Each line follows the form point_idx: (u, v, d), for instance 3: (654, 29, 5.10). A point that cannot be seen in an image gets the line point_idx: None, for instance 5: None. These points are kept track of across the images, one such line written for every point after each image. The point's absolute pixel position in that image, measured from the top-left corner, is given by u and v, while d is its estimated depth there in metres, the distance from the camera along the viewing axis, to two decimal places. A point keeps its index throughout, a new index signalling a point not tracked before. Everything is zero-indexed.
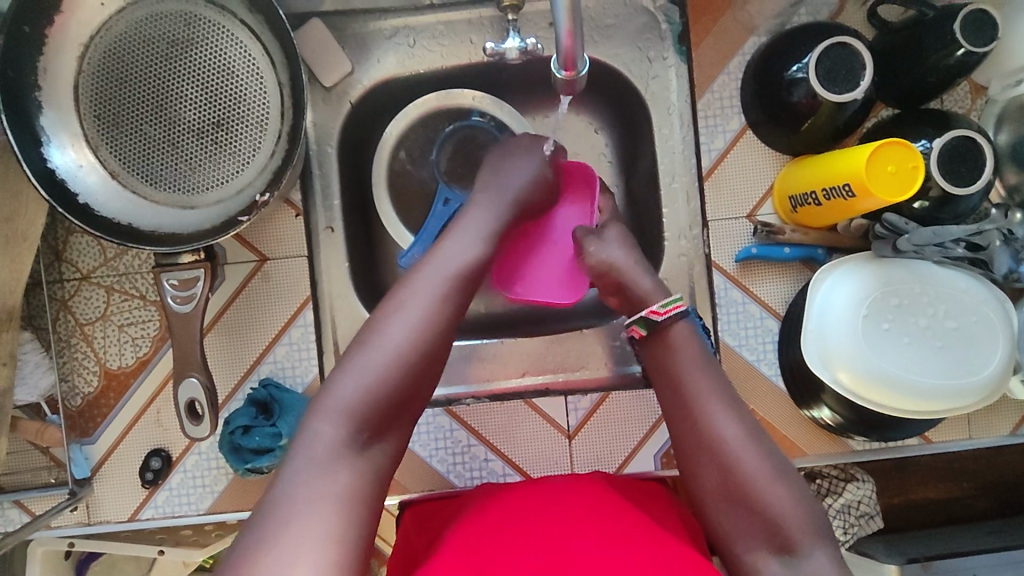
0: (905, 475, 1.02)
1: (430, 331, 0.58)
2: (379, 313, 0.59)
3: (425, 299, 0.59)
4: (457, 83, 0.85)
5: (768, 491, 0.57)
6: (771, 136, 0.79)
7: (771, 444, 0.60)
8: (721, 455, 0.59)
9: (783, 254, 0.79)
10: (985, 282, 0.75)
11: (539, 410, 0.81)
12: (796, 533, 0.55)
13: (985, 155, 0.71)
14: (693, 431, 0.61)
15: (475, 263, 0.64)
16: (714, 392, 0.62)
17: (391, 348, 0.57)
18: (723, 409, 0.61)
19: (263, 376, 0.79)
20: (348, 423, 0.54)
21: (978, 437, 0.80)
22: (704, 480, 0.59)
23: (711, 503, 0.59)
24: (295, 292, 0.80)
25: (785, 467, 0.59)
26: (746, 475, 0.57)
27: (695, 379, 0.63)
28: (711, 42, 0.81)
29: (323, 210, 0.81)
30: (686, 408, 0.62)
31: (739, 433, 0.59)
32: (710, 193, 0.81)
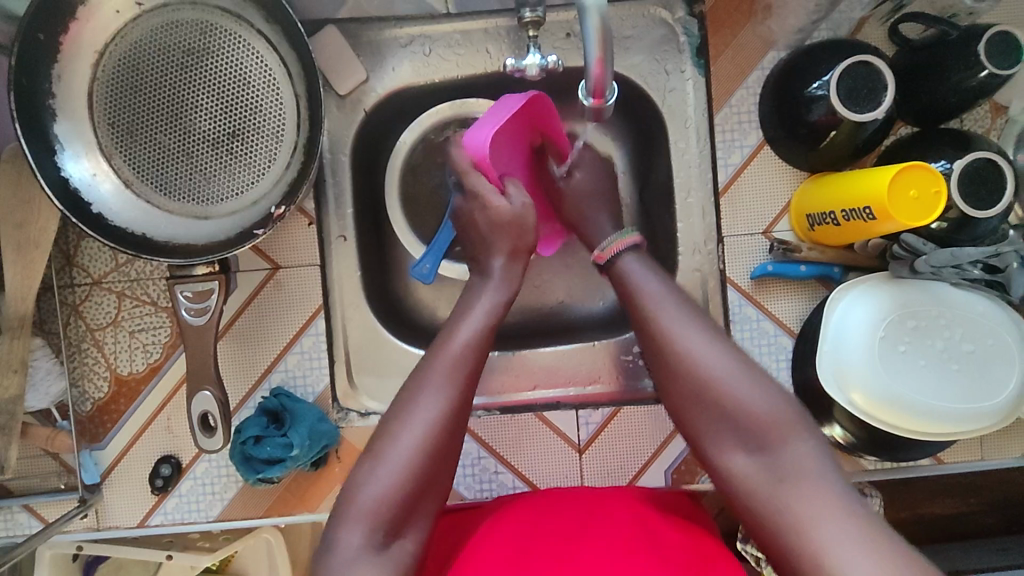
0: (912, 490, 1.02)
1: (443, 418, 0.59)
2: (395, 406, 0.60)
3: (439, 389, 0.60)
4: (472, 92, 0.85)
5: (734, 387, 0.58)
6: (788, 153, 0.78)
7: (733, 345, 0.61)
8: (686, 365, 0.60)
9: (799, 272, 0.78)
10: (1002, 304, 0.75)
11: (550, 423, 0.81)
12: (767, 427, 0.56)
13: (1006, 178, 0.70)
14: (659, 352, 0.62)
15: (481, 344, 0.64)
16: (673, 305, 0.64)
17: (408, 445, 0.58)
18: (683, 321, 0.62)
19: (274, 385, 0.79)
20: (373, 525, 0.56)
21: (991, 458, 0.80)
22: (675, 392, 0.61)
23: (684, 409, 0.61)
24: (306, 302, 0.79)
25: (746, 362, 0.60)
26: (712, 378, 0.59)
27: (658, 302, 0.64)
28: (729, 56, 0.79)
29: (335, 218, 0.81)
30: (648, 329, 0.64)
31: (701, 338, 0.61)
32: (727, 207, 0.80)
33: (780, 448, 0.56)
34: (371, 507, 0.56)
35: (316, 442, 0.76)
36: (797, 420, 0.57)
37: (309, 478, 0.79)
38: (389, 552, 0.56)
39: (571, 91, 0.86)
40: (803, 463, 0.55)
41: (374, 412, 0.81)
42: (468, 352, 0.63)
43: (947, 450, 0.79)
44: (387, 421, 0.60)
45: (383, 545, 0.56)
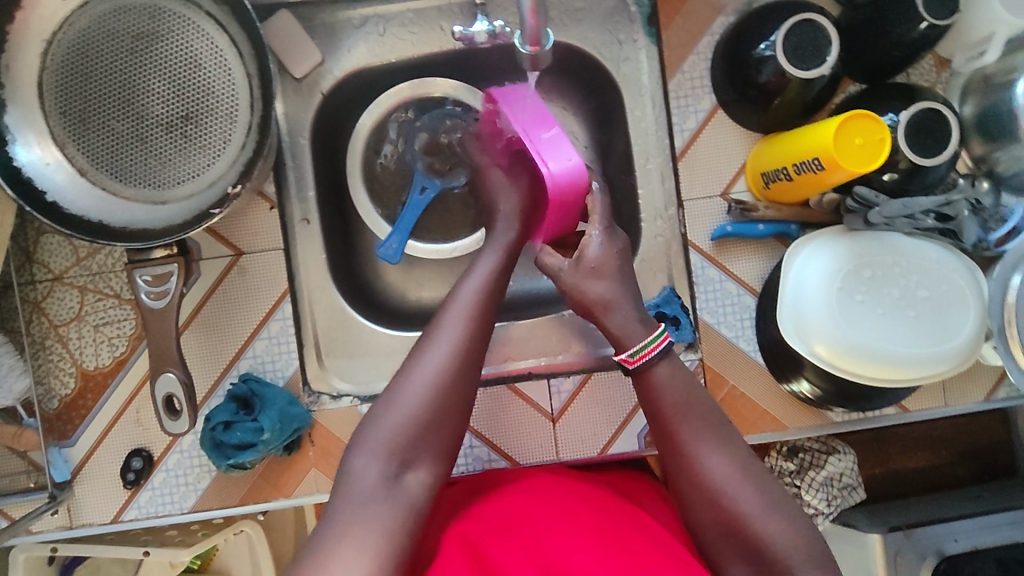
0: (886, 445, 1.08)
1: (458, 352, 0.62)
2: (415, 346, 0.63)
3: (457, 325, 0.63)
4: (431, 71, 0.85)
5: (764, 526, 0.57)
6: (742, 115, 0.79)
7: (765, 479, 0.60)
8: (714, 495, 0.59)
9: (758, 231, 0.80)
10: (958, 252, 0.77)
11: (522, 394, 0.81)
12: (797, 567, 0.55)
13: (951, 126, 0.72)
14: (687, 477, 0.61)
15: (496, 287, 0.68)
16: (704, 429, 0.62)
17: (430, 371, 0.60)
18: (714, 448, 0.61)
19: (243, 372, 0.79)
20: (390, 452, 0.57)
21: (954, 405, 0.82)
22: (700, 519, 0.60)
23: (709, 539, 0.59)
24: (273, 286, 0.79)
25: (776, 501, 0.58)
26: (741, 516, 0.57)
27: (684, 416, 0.63)
28: (680, 24, 0.81)
29: (297, 202, 0.81)
30: (676, 453, 0.62)
31: (731, 471, 0.60)
32: (684, 172, 0.82)
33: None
34: (388, 435, 0.57)
35: (288, 425, 0.76)
36: (825, 557, 0.56)
37: (284, 464, 0.79)
38: (404, 482, 0.56)
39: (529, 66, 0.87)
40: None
41: (346, 394, 0.81)
42: (482, 296, 0.66)
43: (910, 397, 0.81)
44: (406, 361, 0.62)
45: (399, 474, 0.56)
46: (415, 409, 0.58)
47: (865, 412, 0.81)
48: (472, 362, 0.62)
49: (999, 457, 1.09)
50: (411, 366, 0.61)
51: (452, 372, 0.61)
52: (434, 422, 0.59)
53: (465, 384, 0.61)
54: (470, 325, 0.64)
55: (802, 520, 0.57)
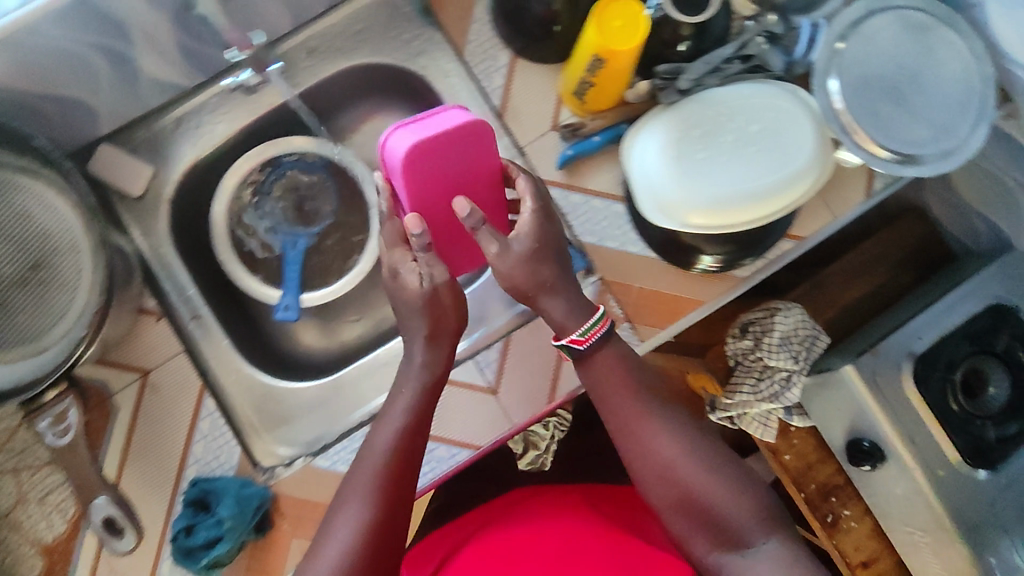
0: (826, 290, 1.13)
1: (374, 516, 0.62)
2: (326, 518, 0.64)
3: (359, 496, 0.63)
4: (262, 139, 0.91)
5: (713, 495, 0.66)
6: (537, 54, 0.86)
7: (705, 448, 0.69)
8: (669, 470, 0.67)
9: (596, 143, 0.84)
10: (771, 81, 0.81)
11: (457, 382, 0.82)
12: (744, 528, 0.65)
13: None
14: (644, 459, 0.68)
15: (405, 447, 0.66)
16: (657, 417, 0.69)
17: (341, 536, 0.61)
18: (664, 434, 0.69)
19: (192, 479, 0.79)
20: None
21: (841, 214, 0.86)
22: (657, 493, 0.68)
23: (664, 512, 0.68)
24: (188, 387, 0.81)
25: (725, 470, 0.68)
26: (691, 489, 0.66)
27: (626, 407, 0.70)
28: (451, 3, 0.88)
29: (182, 303, 0.84)
30: (635, 434, 0.69)
31: (677, 449, 0.68)
32: (513, 123, 0.87)
33: (758, 548, 0.64)
34: None
35: (247, 507, 0.77)
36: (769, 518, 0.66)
37: (264, 546, 0.79)
38: None
39: (344, 101, 0.92)
40: (777, 561, 0.62)
41: (296, 456, 0.81)
42: (391, 459, 0.65)
43: (797, 225, 0.85)
44: (321, 530, 0.63)
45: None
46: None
47: (766, 257, 0.85)
48: (393, 520, 0.63)
49: (927, 251, 1.15)
50: (322, 543, 0.62)
51: (368, 540, 0.61)
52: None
53: (388, 546, 0.63)
54: (372, 500, 0.63)
55: (734, 475, 0.68)
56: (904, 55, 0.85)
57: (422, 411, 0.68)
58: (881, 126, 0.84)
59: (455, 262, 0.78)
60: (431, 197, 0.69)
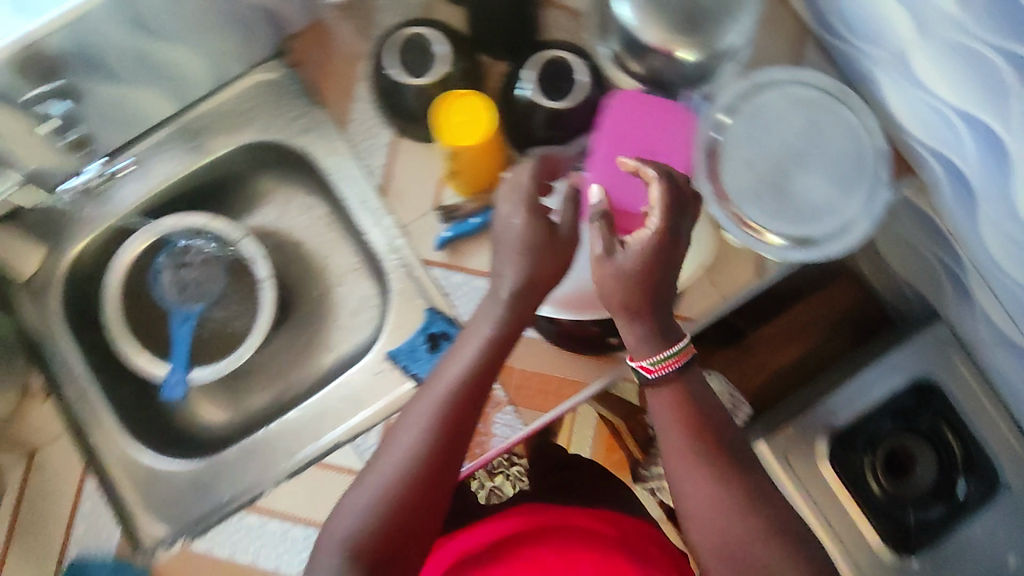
0: (756, 353, 1.08)
1: (418, 462, 0.63)
2: (386, 437, 0.66)
3: (420, 422, 0.65)
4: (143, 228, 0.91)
5: (754, 548, 0.61)
6: (417, 134, 0.85)
7: (753, 487, 0.64)
8: (711, 507, 0.63)
9: (473, 225, 0.83)
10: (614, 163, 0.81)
11: (332, 467, 0.84)
12: None
13: (575, 66, 0.80)
14: (686, 493, 0.65)
15: (472, 392, 0.66)
16: (700, 452, 0.65)
17: (382, 483, 0.63)
18: (719, 454, 0.65)
19: (72, 555, 0.83)
20: (346, 557, 0.60)
21: (732, 295, 0.82)
22: (699, 531, 0.64)
23: (707, 553, 0.63)
24: (71, 467, 0.84)
25: (775, 520, 0.63)
26: (729, 528, 0.62)
27: (674, 436, 0.66)
28: (333, 83, 0.89)
29: (71, 382, 0.86)
30: (688, 462, 0.65)
31: (716, 482, 0.64)
32: (393, 202, 0.87)
33: None
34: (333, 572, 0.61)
35: None
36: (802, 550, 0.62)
37: None
38: None
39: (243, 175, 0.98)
40: None
41: (172, 538, 0.82)
42: (459, 392, 0.66)
43: (682, 306, 0.82)
44: (377, 450, 0.66)
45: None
46: (356, 537, 0.61)
47: (652, 337, 0.82)
48: (424, 492, 0.63)
49: (867, 312, 1.08)
50: (371, 471, 0.65)
51: (394, 492, 0.62)
52: (384, 557, 0.61)
53: (427, 507, 0.63)
54: (429, 440, 0.64)
55: (791, 530, 0.63)
56: (791, 132, 0.80)
57: (494, 353, 0.68)
58: (767, 206, 0.79)
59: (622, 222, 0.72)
60: (625, 137, 0.77)
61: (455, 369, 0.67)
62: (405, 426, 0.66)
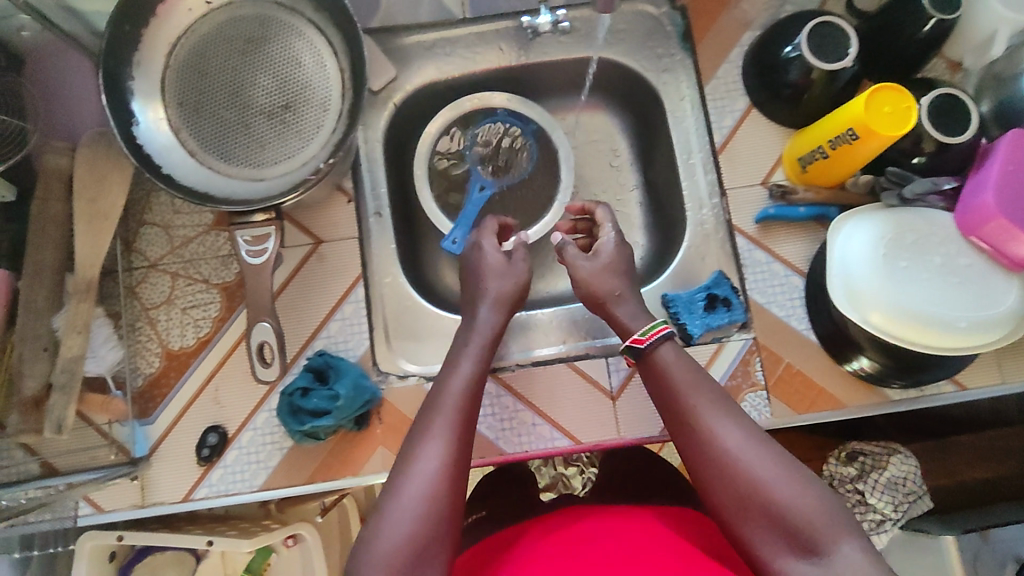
0: (948, 455, 1.07)
1: (450, 452, 0.64)
2: (406, 450, 0.66)
3: (450, 424, 0.66)
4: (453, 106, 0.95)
5: (781, 491, 0.61)
6: (776, 112, 0.88)
7: (785, 454, 0.64)
8: (734, 464, 0.63)
9: (799, 213, 0.85)
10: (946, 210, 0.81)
11: (581, 372, 0.85)
12: (819, 528, 0.59)
13: (971, 108, 0.80)
14: (705, 450, 0.65)
15: (473, 394, 0.70)
16: (715, 404, 0.67)
17: (418, 487, 0.62)
18: (724, 421, 0.66)
19: (317, 350, 0.84)
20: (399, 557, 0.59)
21: (1011, 381, 0.85)
22: (717, 491, 0.64)
23: (730, 513, 0.63)
24: (347, 270, 0.86)
25: (791, 467, 0.62)
26: (758, 480, 0.62)
27: (692, 390, 0.69)
28: (712, 37, 0.91)
29: (372, 198, 0.89)
30: (692, 424, 0.67)
31: (742, 438, 0.64)
32: (727, 164, 0.88)
33: (832, 552, 0.58)
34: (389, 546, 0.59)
35: (360, 396, 0.80)
36: (842, 517, 0.60)
37: (352, 439, 0.82)
38: None
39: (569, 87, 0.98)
40: (857, 563, 0.57)
41: (413, 373, 0.85)
42: (463, 400, 0.69)
43: (966, 373, 0.84)
44: (402, 459, 0.65)
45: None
46: (410, 523, 0.60)
47: (923, 389, 0.84)
48: (461, 459, 0.65)
49: None
50: (405, 476, 0.63)
51: (441, 480, 0.63)
52: (428, 538, 0.60)
53: (457, 482, 0.63)
54: (455, 425, 0.66)
55: (827, 497, 0.61)
56: None
57: (486, 358, 0.75)
58: None
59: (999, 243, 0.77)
60: (1003, 168, 0.77)
61: (458, 375, 0.72)
62: (429, 437, 0.65)
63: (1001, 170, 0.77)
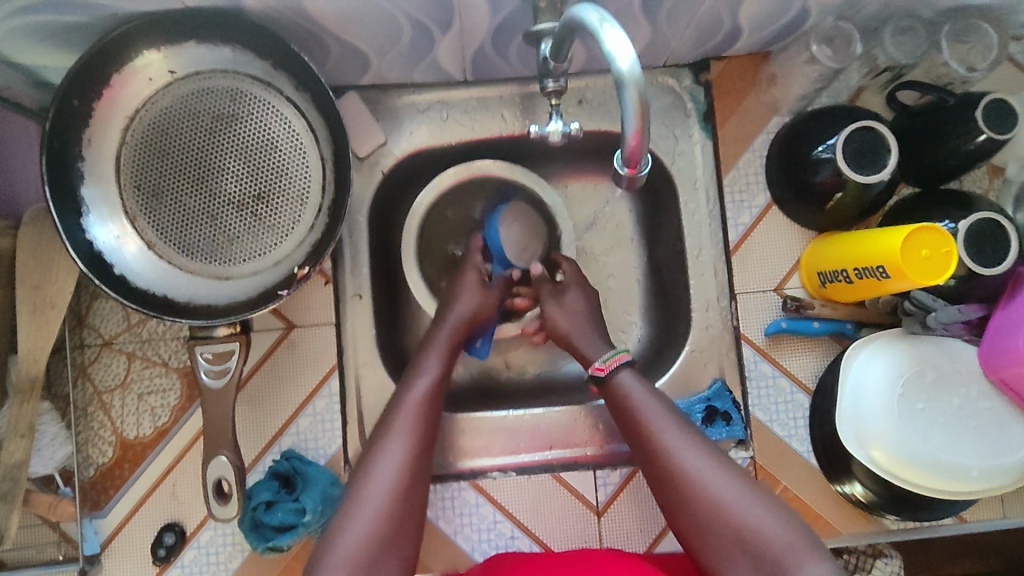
0: (931, 552, 1.00)
1: (403, 463, 0.64)
2: (367, 456, 0.65)
3: (404, 435, 0.66)
4: (452, 171, 0.86)
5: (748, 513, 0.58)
6: (797, 214, 0.80)
7: (750, 479, 0.61)
8: (693, 482, 0.61)
9: (813, 328, 0.79)
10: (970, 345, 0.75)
11: (566, 484, 0.80)
12: (788, 552, 0.55)
13: (1010, 236, 0.72)
14: (670, 475, 0.62)
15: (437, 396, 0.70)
16: (674, 425, 0.65)
17: (376, 501, 0.61)
18: (686, 441, 0.63)
19: (285, 449, 0.78)
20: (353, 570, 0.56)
21: (1013, 516, 0.80)
22: (683, 516, 0.61)
23: (695, 541, 0.60)
24: (321, 361, 0.80)
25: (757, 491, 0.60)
26: (723, 506, 0.59)
27: (653, 410, 0.66)
28: (736, 121, 0.83)
29: (351, 278, 0.81)
30: (653, 449, 0.64)
31: (706, 461, 0.62)
32: (738, 266, 0.82)
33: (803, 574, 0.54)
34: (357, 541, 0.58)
35: (329, 507, 0.74)
36: (811, 542, 0.56)
37: None
38: None
39: (577, 151, 0.87)
40: None
41: None
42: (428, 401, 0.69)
43: (968, 509, 0.79)
44: (357, 477, 0.63)
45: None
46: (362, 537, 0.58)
47: (920, 521, 0.80)
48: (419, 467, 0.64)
49: None
50: (362, 485, 0.62)
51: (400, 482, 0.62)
52: (389, 543, 0.59)
53: (413, 492, 0.63)
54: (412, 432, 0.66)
55: (797, 523, 0.58)
56: None
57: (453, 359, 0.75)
58: None
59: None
60: None
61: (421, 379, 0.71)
62: (386, 446, 0.65)
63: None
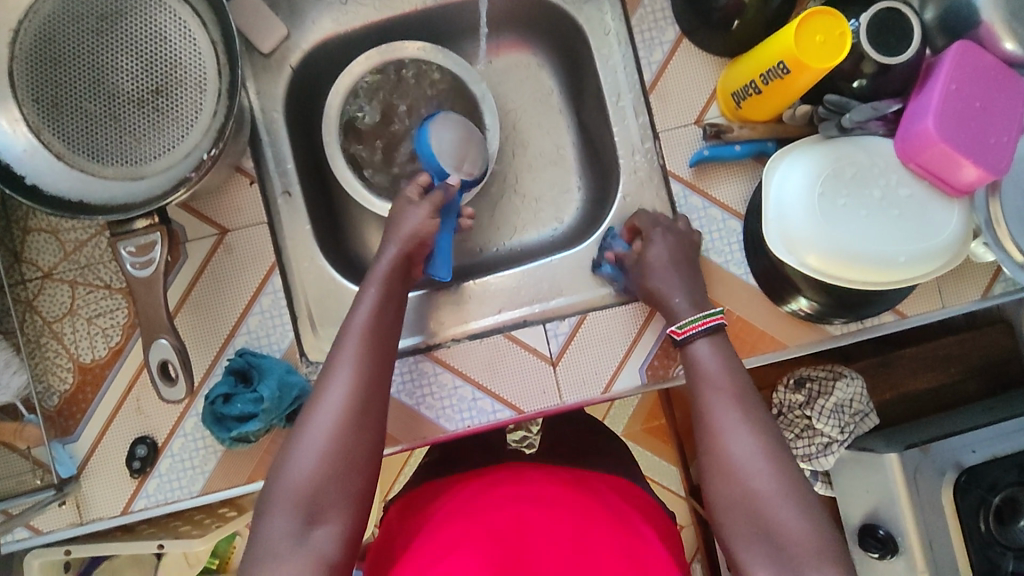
0: (892, 370, 1.05)
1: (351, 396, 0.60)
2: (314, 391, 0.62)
3: (346, 369, 0.61)
4: (367, 57, 0.85)
5: (778, 509, 0.56)
6: (706, 41, 0.80)
7: (791, 466, 0.58)
8: (731, 471, 0.59)
9: (735, 152, 0.80)
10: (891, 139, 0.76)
11: (518, 340, 0.81)
12: (802, 550, 0.54)
13: (911, 24, 0.72)
14: (709, 450, 0.61)
15: (385, 318, 0.66)
16: (732, 406, 0.62)
17: (305, 463, 0.57)
18: (737, 423, 0.60)
19: (239, 348, 0.79)
20: (294, 508, 0.56)
21: (951, 305, 0.82)
22: (719, 491, 0.59)
23: (721, 514, 0.59)
24: (259, 258, 0.80)
25: (795, 482, 0.57)
26: (755, 490, 0.57)
27: (712, 391, 0.63)
28: None
29: (277, 175, 0.82)
30: (704, 424, 0.62)
31: (754, 451, 0.59)
32: (657, 103, 0.82)
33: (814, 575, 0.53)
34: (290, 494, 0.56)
35: (287, 394, 0.76)
36: (832, 544, 0.55)
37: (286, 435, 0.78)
38: (313, 537, 0.56)
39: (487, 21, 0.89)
40: None
41: None
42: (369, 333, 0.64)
43: (906, 302, 0.81)
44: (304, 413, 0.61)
45: (305, 529, 0.56)
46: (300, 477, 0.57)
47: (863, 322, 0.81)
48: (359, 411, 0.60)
49: (1015, 368, 1.04)
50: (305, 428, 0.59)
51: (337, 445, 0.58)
52: (332, 483, 0.57)
53: (357, 447, 0.59)
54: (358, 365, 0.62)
55: (816, 512, 0.56)
56: None
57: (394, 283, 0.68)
58: None
59: (942, 175, 0.72)
60: (950, 93, 0.70)
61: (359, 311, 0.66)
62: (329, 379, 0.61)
63: (946, 92, 0.70)
